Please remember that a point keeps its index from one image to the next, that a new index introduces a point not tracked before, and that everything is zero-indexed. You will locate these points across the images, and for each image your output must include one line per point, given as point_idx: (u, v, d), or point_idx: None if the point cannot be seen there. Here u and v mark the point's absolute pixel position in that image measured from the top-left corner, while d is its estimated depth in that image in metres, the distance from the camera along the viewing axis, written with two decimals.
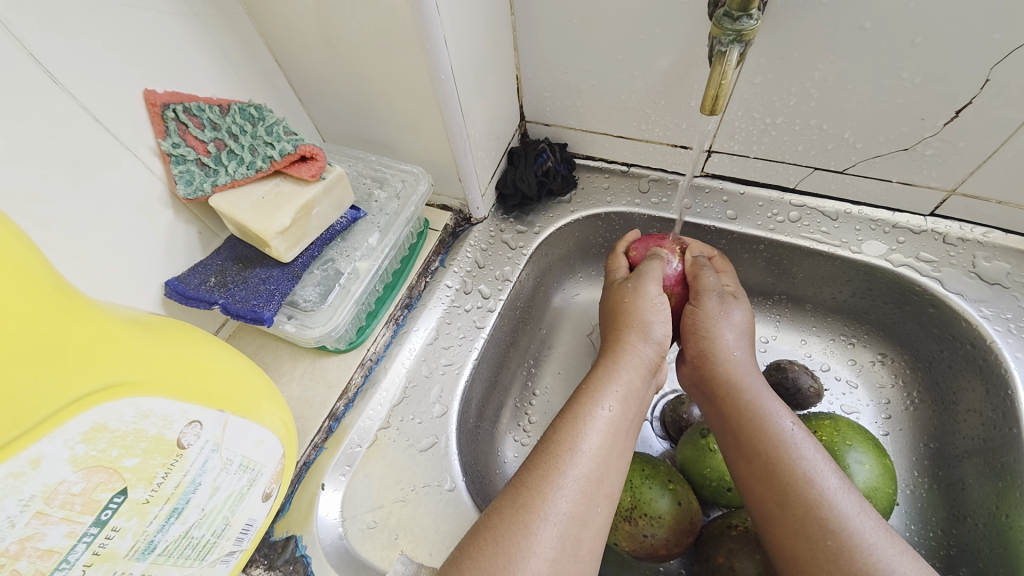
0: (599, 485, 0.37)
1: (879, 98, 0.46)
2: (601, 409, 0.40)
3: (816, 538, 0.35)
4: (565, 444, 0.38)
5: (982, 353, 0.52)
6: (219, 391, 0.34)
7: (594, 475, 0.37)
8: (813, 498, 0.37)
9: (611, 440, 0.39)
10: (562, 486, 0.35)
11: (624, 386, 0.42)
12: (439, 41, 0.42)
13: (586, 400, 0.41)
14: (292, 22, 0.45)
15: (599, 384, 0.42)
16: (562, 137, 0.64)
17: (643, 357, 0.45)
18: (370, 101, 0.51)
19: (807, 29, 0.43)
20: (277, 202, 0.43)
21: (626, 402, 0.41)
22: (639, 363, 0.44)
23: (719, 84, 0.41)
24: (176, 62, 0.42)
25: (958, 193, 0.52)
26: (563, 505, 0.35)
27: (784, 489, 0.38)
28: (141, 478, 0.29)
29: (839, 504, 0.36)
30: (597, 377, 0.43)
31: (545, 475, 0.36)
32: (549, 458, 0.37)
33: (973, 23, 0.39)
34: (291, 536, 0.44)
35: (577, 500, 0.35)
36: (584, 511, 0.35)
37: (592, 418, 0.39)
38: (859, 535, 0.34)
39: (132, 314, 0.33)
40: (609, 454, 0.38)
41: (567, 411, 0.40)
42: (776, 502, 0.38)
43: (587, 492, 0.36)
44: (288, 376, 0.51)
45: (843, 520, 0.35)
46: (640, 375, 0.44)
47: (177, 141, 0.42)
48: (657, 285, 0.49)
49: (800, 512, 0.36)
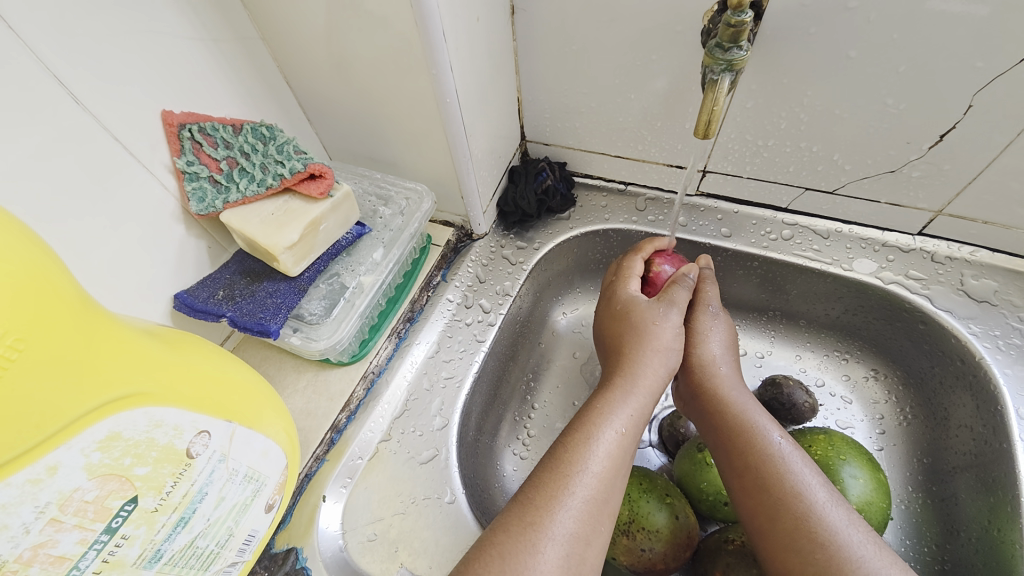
0: (605, 505, 0.37)
1: (866, 122, 0.48)
2: (611, 430, 0.40)
3: (806, 551, 0.36)
4: (575, 465, 0.38)
5: (972, 370, 0.53)
6: (227, 402, 0.35)
7: (599, 495, 0.37)
8: (801, 511, 0.37)
9: (619, 461, 0.40)
10: (568, 506, 0.36)
11: (637, 409, 0.43)
12: (445, 67, 0.44)
13: (597, 421, 0.41)
14: (304, 46, 0.47)
15: (611, 405, 0.42)
16: (562, 156, 0.66)
17: (659, 378, 0.45)
18: (377, 122, 0.53)
19: (794, 57, 0.46)
20: (286, 219, 0.45)
21: (634, 424, 0.42)
22: (655, 385, 0.45)
23: (711, 110, 0.43)
24: (194, 83, 0.44)
25: (945, 214, 0.53)
26: (568, 524, 0.35)
27: (774, 504, 0.38)
28: (151, 487, 0.30)
29: (828, 517, 0.37)
30: (607, 398, 0.43)
31: (554, 495, 0.36)
32: (557, 478, 0.37)
33: (951, 51, 0.41)
34: (292, 548, 0.45)
35: (582, 520, 0.36)
36: (588, 531, 0.36)
37: (602, 439, 0.40)
38: (847, 547, 0.35)
39: (144, 325, 0.34)
40: (616, 476, 0.39)
41: (575, 431, 0.41)
42: (766, 517, 0.39)
43: (594, 513, 0.37)
44: (291, 388, 0.52)
45: (832, 533, 0.36)
46: (651, 397, 0.44)
47: (191, 159, 0.43)
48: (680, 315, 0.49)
49: (789, 526, 0.37)
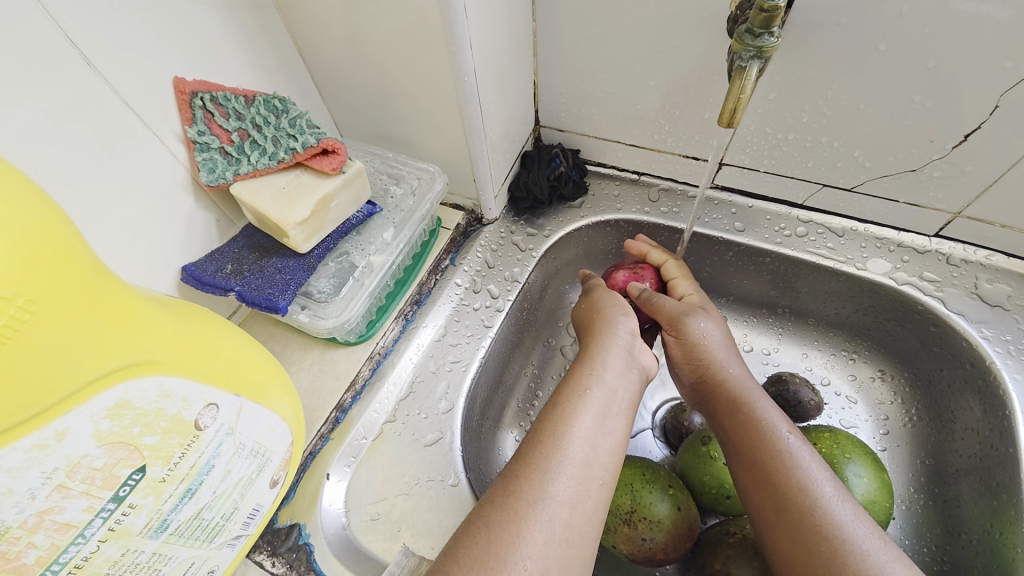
0: (590, 469, 0.37)
1: (891, 119, 0.47)
2: (585, 394, 0.41)
3: (811, 543, 0.36)
4: (552, 431, 0.38)
5: (981, 373, 0.53)
6: (236, 375, 0.34)
7: (582, 458, 0.37)
8: (808, 505, 0.37)
9: (597, 421, 0.40)
10: (549, 470, 0.36)
11: (607, 371, 0.43)
12: (464, 44, 0.43)
13: (571, 388, 0.42)
14: (319, 18, 0.46)
15: (581, 372, 0.43)
16: (576, 143, 0.65)
17: (621, 342, 0.46)
18: (391, 98, 0.52)
19: (824, 48, 0.45)
20: (297, 193, 0.44)
21: (608, 385, 0.42)
22: (619, 348, 0.46)
23: (737, 98, 0.42)
24: (206, 50, 0.43)
25: (963, 216, 0.53)
26: (552, 489, 0.35)
27: (781, 496, 0.39)
28: (159, 457, 0.30)
29: (835, 512, 0.37)
30: (578, 366, 0.44)
31: (536, 463, 0.36)
32: (537, 447, 0.38)
33: (985, 49, 0.40)
34: (295, 524, 0.45)
35: (566, 484, 0.36)
36: (573, 493, 0.36)
37: (575, 402, 0.40)
38: (852, 541, 0.35)
39: (156, 295, 0.34)
40: (597, 437, 0.39)
41: (552, 401, 0.41)
42: (772, 508, 0.39)
43: (577, 475, 0.36)
44: (297, 366, 0.52)
45: (838, 526, 0.36)
46: (619, 357, 0.45)
47: (202, 129, 0.42)
48: (614, 296, 0.51)
49: (795, 518, 0.37)
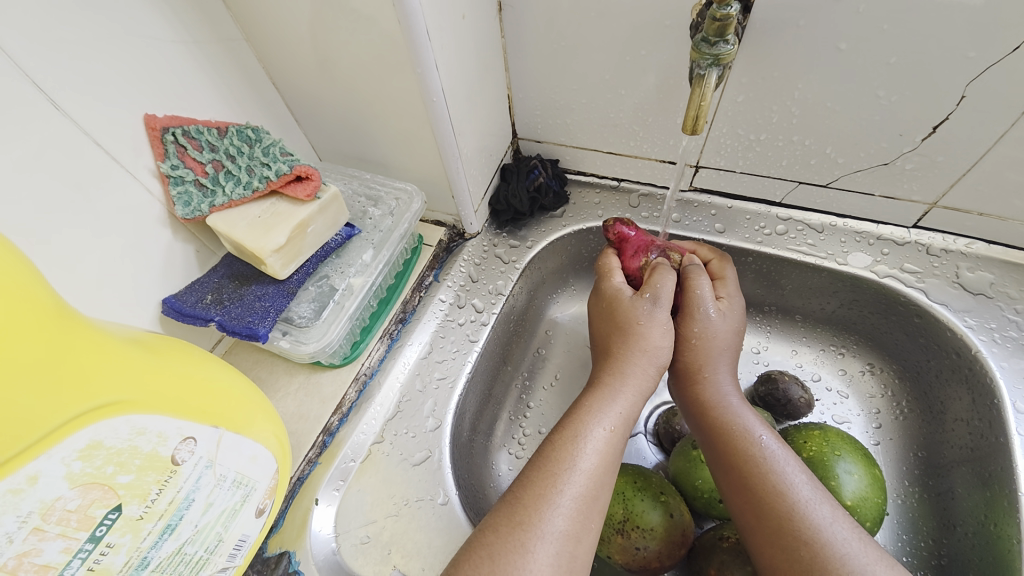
0: (595, 502, 0.37)
1: (859, 115, 0.48)
2: (600, 429, 0.40)
3: (791, 548, 0.36)
4: (564, 463, 0.38)
5: (968, 363, 0.53)
6: (213, 408, 0.34)
7: (588, 493, 0.37)
8: (785, 510, 0.38)
9: (608, 459, 0.39)
10: (558, 504, 0.36)
11: (625, 408, 0.42)
12: (430, 65, 0.43)
13: (585, 419, 0.41)
14: (290, 48, 0.47)
15: (600, 402, 0.42)
16: (553, 154, 0.66)
17: (645, 379, 0.44)
18: (365, 121, 0.53)
19: (784, 49, 0.45)
20: (272, 221, 0.44)
21: (624, 423, 0.42)
22: (641, 386, 0.44)
23: (698, 105, 0.43)
24: (177, 86, 0.43)
25: (939, 206, 0.53)
26: (558, 523, 0.35)
27: (760, 501, 0.39)
28: (135, 495, 0.30)
29: (812, 514, 0.37)
30: (596, 395, 0.43)
31: (542, 494, 0.36)
32: (545, 476, 0.37)
33: (942, 42, 0.41)
34: (285, 552, 0.45)
35: (572, 517, 0.36)
36: (578, 528, 0.36)
37: (589, 438, 0.39)
38: (832, 544, 0.35)
39: (130, 333, 0.34)
40: (605, 473, 0.39)
41: (564, 430, 0.40)
42: (752, 514, 0.39)
43: (584, 510, 0.37)
44: (283, 392, 0.52)
45: (816, 531, 0.36)
46: (640, 399, 0.44)
47: (176, 163, 0.43)
48: (667, 308, 0.47)
49: (774, 524, 0.38)
